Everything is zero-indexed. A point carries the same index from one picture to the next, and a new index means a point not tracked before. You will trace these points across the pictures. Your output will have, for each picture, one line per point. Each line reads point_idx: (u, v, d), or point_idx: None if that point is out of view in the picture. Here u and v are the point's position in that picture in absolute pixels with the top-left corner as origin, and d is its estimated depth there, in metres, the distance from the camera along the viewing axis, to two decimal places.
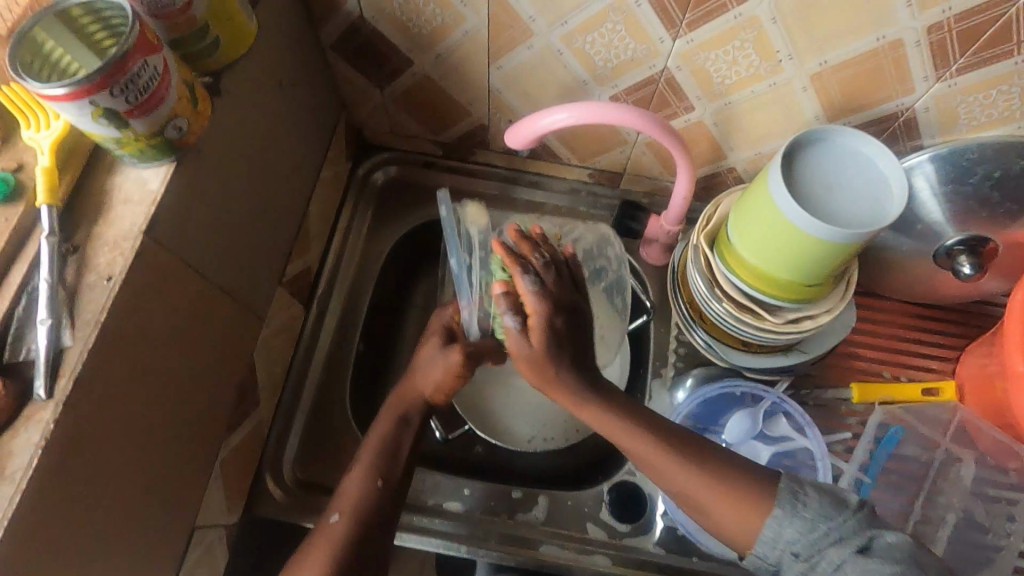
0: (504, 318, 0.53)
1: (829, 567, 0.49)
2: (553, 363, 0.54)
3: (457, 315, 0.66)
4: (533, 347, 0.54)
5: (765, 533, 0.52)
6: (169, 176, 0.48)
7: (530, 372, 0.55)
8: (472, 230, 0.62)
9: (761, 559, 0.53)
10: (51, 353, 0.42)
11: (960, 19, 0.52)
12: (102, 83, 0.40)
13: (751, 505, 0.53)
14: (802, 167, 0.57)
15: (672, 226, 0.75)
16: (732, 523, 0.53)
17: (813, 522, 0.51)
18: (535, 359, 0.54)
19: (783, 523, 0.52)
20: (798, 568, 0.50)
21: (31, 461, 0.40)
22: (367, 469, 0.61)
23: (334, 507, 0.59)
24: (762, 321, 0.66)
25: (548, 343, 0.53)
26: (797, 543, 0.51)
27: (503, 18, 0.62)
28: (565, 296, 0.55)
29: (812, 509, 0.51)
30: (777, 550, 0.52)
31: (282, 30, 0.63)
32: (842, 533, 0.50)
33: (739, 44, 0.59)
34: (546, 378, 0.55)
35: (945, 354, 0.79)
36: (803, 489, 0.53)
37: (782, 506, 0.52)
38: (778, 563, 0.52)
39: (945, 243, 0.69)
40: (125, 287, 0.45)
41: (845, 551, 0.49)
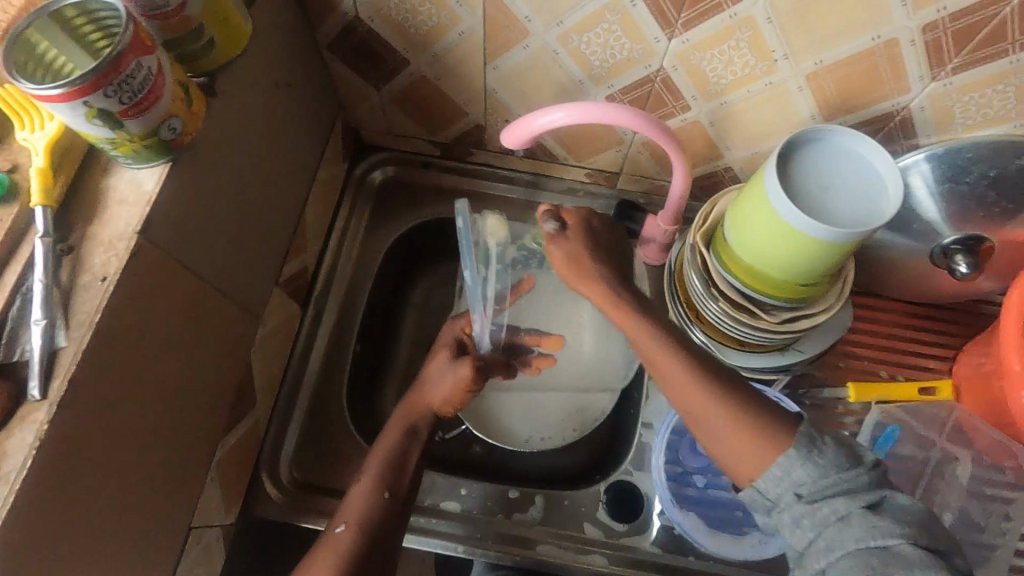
0: (545, 222, 0.68)
1: (832, 515, 0.47)
2: (584, 259, 0.67)
3: (467, 328, 0.72)
4: (571, 241, 0.68)
5: (774, 470, 0.50)
6: (163, 176, 0.48)
7: (564, 266, 0.67)
8: (491, 242, 0.72)
9: (762, 496, 0.51)
10: (46, 354, 0.42)
11: (955, 19, 0.52)
12: (96, 84, 0.40)
13: (763, 444, 0.51)
14: (798, 167, 0.57)
15: (669, 224, 0.74)
16: (741, 459, 0.52)
17: (826, 470, 0.49)
18: (568, 253, 0.67)
19: (793, 463, 0.49)
20: (799, 510, 0.49)
21: (25, 462, 0.40)
22: (373, 482, 0.61)
23: (341, 515, 0.58)
24: (759, 320, 0.66)
25: (584, 240, 0.68)
26: (804, 486, 0.49)
27: (499, 18, 0.62)
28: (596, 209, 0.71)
29: (828, 457, 0.49)
30: (782, 489, 0.50)
31: (278, 30, 0.63)
32: (855, 485, 0.48)
33: (734, 44, 0.59)
34: (578, 273, 0.66)
35: (943, 353, 0.79)
36: (821, 437, 0.51)
37: (798, 447, 0.50)
38: (777, 505, 0.50)
39: (941, 242, 0.69)
40: (120, 287, 0.45)
41: (854, 504, 0.47)
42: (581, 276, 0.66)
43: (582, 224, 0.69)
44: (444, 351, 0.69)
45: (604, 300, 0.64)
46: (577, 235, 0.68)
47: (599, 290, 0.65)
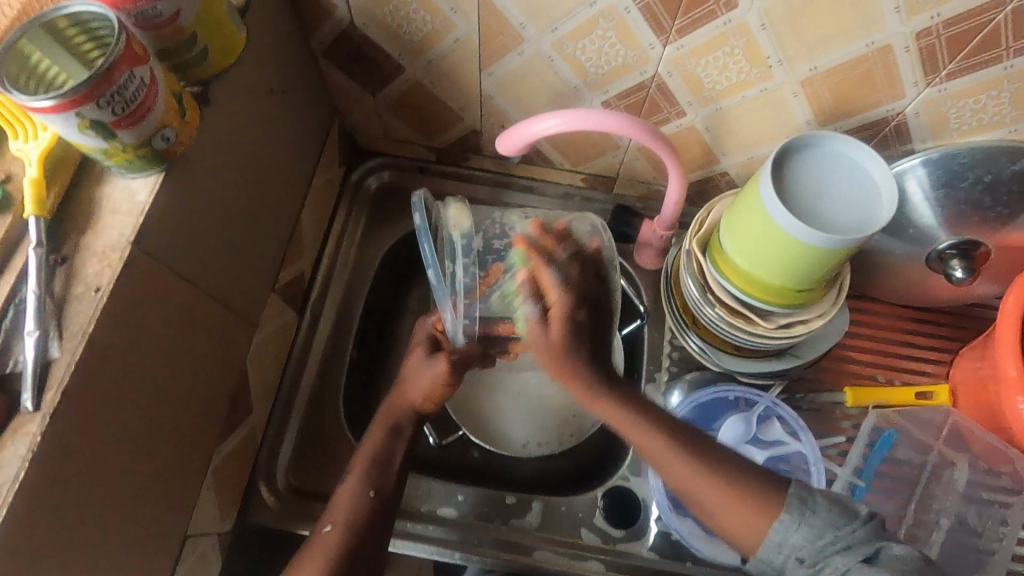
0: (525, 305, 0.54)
1: (835, 574, 0.49)
2: (566, 356, 0.53)
3: (439, 324, 0.67)
4: (552, 334, 0.53)
5: (770, 538, 0.52)
6: (157, 185, 0.48)
7: (547, 360, 0.54)
8: (455, 235, 0.59)
9: (766, 564, 0.53)
10: (39, 364, 0.42)
11: (949, 25, 0.52)
12: (88, 95, 0.40)
13: (755, 512, 0.53)
14: (793, 173, 0.57)
15: (664, 229, 0.74)
16: (735, 527, 0.54)
17: (821, 530, 0.51)
18: (549, 347, 0.53)
19: (788, 529, 0.52)
20: (803, 573, 0.51)
21: (18, 474, 0.40)
22: (359, 477, 0.61)
23: (326, 516, 0.59)
24: (754, 326, 0.67)
25: (568, 333, 0.53)
26: (803, 550, 0.51)
27: (493, 24, 0.62)
28: (588, 289, 0.55)
29: (820, 518, 0.51)
30: (783, 556, 0.52)
31: (273, 37, 0.63)
32: (851, 542, 0.50)
33: (729, 50, 0.59)
34: (558, 369, 0.54)
35: (939, 357, 0.79)
36: (812, 497, 0.52)
37: (789, 512, 0.52)
38: (783, 568, 0.52)
39: (937, 247, 0.69)
40: (113, 298, 0.45)
41: (851, 560, 0.49)
42: (564, 374, 0.54)
43: (568, 316, 0.53)
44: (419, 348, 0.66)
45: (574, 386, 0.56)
46: (561, 326, 0.53)
47: (582, 389, 0.55)
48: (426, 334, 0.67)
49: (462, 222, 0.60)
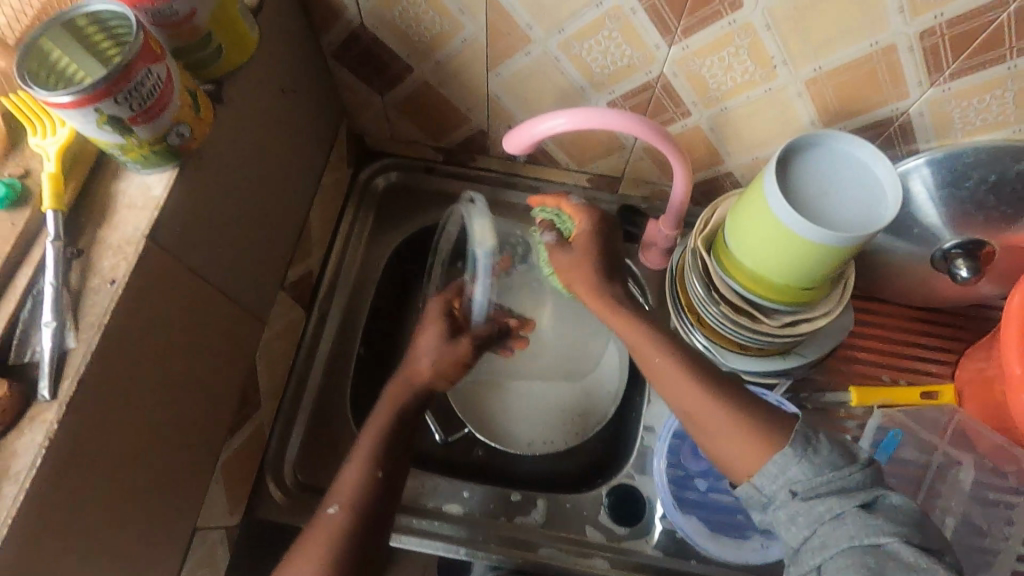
0: (544, 234, 0.65)
1: (827, 513, 0.48)
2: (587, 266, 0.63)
3: (455, 302, 0.70)
4: (576, 249, 0.64)
5: (769, 467, 0.51)
6: (171, 181, 0.49)
7: (571, 276, 0.63)
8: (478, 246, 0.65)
9: (756, 491, 0.52)
10: (56, 354, 0.43)
11: (952, 25, 0.53)
12: (106, 91, 0.41)
13: (763, 443, 0.52)
14: (799, 164, 0.58)
15: (670, 228, 0.75)
16: (738, 456, 0.53)
17: (821, 468, 0.50)
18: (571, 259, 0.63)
19: (790, 462, 0.50)
20: (793, 507, 0.50)
21: (35, 460, 0.41)
22: (363, 462, 0.60)
23: (333, 497, 0.58)
24: (759, 324, 0.67)
25: (589, 247, 0.64)
26: (799, 484, 0.50)
27: (502, 25, 0.63)
28: (605, 216, 0.66)
29: (823, 456, 0.50)
30: (777, 486, 0.51)
31: (284, 37, 0.64)
32: (848, 485, 0.49)
33: (733, 50, 0.60)
34: (585, 279, 0.63)
35: (944, 357, 0.79)
36: (816, 436, 0.52)
37: (795, 446, 0.51)
38: (772, 500, 0.51)
39: (942, 247, 0.69)
40: (129, 292, 0.46)
41: (849, 502, 0.48)
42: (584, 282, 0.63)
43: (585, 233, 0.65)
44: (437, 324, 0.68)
45: (595, 303, 0.62)
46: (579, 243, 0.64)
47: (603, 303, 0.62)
48: (439, 313, 0.68)
49: (486, 238, 0.65)
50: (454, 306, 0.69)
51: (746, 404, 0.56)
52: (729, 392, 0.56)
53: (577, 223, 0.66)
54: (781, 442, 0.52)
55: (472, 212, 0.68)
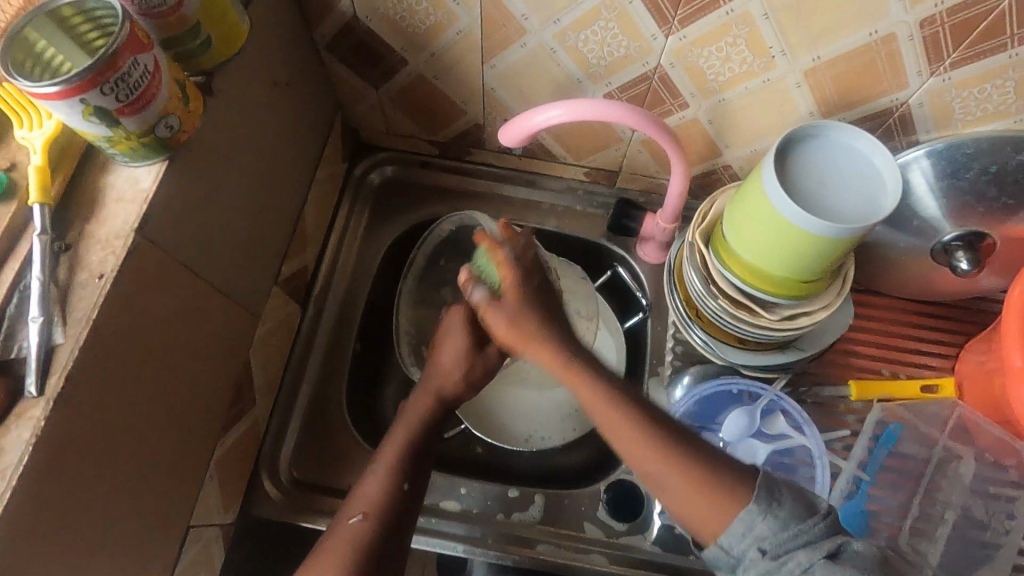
0: (472, 291, 0.58)
1: (798, 568, 0.47)
2: (529, 323, 0.55)
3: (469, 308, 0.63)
4: (508, 303, 0.56)
5: (735, 526, 0.49)
6: (161, 174, 0.48)
7: (510, 334, 0.56)
8: None
9: (724, 553, 0.50)
10: (43, 349, 0.42)
11: (953, 13, 0.52)
12: (93, 81, 0.40)
13: (721, 496, 0.50)
14: (801, 153, 0.57)
15: (668, 222, 0.75)
16: (703, 515, 0.50)
17: (786, 522, 0.48)
18: (508, 318, 0.56)
19: (755, 518, 0.48)
20: (765, 566, 0.47)
21: (22, 458, 0.40)
22: (392, 471, 0.59)
23: (356, 506, 0.57)
24: (758, 318, 0.66)
25: (523, 299, 0.56)
26: (767, 540, 0.48)
27: (496, 16, 0.62)
28: (529, 249, 0.59)
29: (787, 509, 0.49)
30: (745, 544, 0.48)
31: (276, 29, 0.63)
32: (814, 537, 0.48)
33: (731, 40, 0.59)
34: (523, 330, 0.55)
35: (944, 350, 0.78)
36: (777, 486, 0.50)
37: (758, 501, 0.49)
38: (741, 560, 0.49)
39: (941, 239, 0.69)
40: (117, 287, 0.45)
41: (817, 555, 0.47)
42: (526, 340, 0.55)
43: (517, 283, 0.56)
44: (463, 335, 0.63)
45: (547, 355, 0.55)
46: (514, 295, 0.56)
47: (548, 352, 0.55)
48: (464, 321, 0.63)
49: None
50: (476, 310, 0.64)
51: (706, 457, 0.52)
52: (680, 444, 0.52)
53: (505, 274, 0.57)
54: (737, 495, 0.49)
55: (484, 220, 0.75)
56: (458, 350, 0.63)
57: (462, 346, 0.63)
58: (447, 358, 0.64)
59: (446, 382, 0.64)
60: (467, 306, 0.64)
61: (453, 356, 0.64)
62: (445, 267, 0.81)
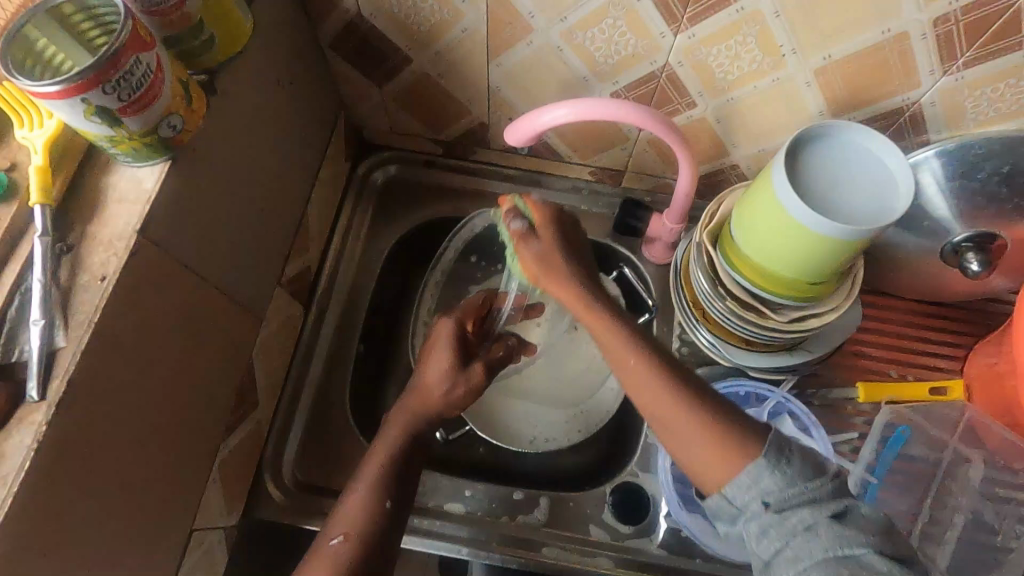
0: (511, 221, 0.58)
1: (800, 525, 0.45)
2: (557, 259, 0.57)
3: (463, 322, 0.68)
4: (542, 238, 0.58)
5: (741, 478, 0.48)
6: (163, 174, 0.48)
7: (537, 269, 0.57)
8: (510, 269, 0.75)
9: (727, 503, 0.49)
10: (44, 353, 0.42)
11: (967, 12, 0.51)
12: (94, 81, 0.39)
13: (729, 448, 0.49)
14: (810, 154, 0.57)
15: (675, 222, 0.74)
16: (709, 465, 0.50)
17: (793, 479, 0.47)
18: (539, 252, 0.57)
19: (763, 471, 0.47)
20: (766, 518, 0.46)
21: (24, 463, 0.39)
22: (373, 485, 0.59)
23: (337, 527, 0.56)
24: (767, 319, 0.65)
25: (555, 236, 0.58)
26: (772, 495, 0.47)
27: (502, 14, 0.62)
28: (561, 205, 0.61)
29: (795, 467, 0.47)
30: (750, 496, 0.47)
31: (279, 27, 0.62)
32: (819, 495, 0.46)
33: (741, 38, 0.58)
34: (552, 272, 0.57)
35: (953, 352, 0.77)
36: (788, 446, 0.49)
37: (767, 456, 0.48)
38: (743, 511, 0.48)
39: (952, 240, 0.68)
40: (120, 289, 0.44)
41: (821, 514, 0.45)
42: (555, 276, 0.57)
43: (549, 220, 0.58)
44: (448, 353, 0.65)
45: (571, 299, 0.56)
46: (545, 231, 0.58)
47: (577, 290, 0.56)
48: (451, 336, 0.66)
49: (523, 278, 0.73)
50: (466, 328, 0.68)
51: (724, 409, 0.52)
52: (696, 395, 0.52)
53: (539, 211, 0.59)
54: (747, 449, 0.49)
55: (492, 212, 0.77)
56: (442, 367, 0.64)
57: (447, 362, 0.64)
58: (432, 374, 0.65)
59: (430, 398, 0.64)
60: (456, 319, 0.67)
61: (437, 371, 0.65)
62: (474, 261, 0.85)
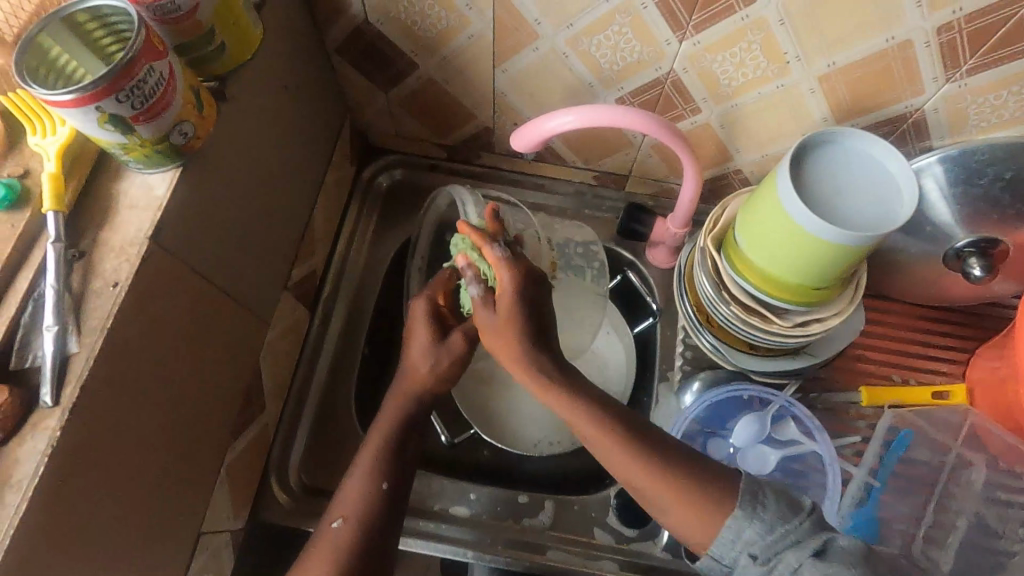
0: (470, 286, 0.57)
1: (786, 568, 0.47)
2: (515, 337, 0.55)
3: (438, 299, 0.64)
4: (498, 312, 0.56)
5: (723, 535, 0.51)
6: (175, 181, 0.48)
7: (495, 340, 0.57)
8: None
9: (716, 562, 0.52)
10: (57, 359, 0.42)
11: (970, 20, 0.52)
12: (108, 89, 0.40)
13: (704, 508, 0.52)
14: (814, 159, 0.57)
15: (678, 227, 0.75)
16: (691, 526, 0.52)
17: (771, 525, 0.49)
18: (496, 327, 0.56)
19: (741, 525, 0.50)
20: (755, 571, 0.49)
21: (39, 468, 0.40)
22: (370, 470, 0.58)
23: (337, 509, 0.56)
24: (771, 324, 0.66)
25: (513, 314, 0.55)
26: (755, 546, 0.49)
27: (509, 20, 0.62)
28: (534, 267, 0.56)
29: (770, 512, 0.50)
30: (735, 552, 0.50)
31: (287, 34, 0.62)
32: (799, 536, 0.48)
33: (746, 45, 0.59)
34: (509, 348, 0.56)
35: (955, 356, 0.78)
36: (760, 492, 0.52)
37: (742, 507, 0.51)
38: (735, 567, 0.51)
39: (954, 246, 0.69)
40: (131, 294, 0.45)
41: (802, 553, 0.47)
42: (510, 353, 0.56)
43: (512, 291, 0.54)
44: (424, 329, 0.62)
45: (526, 375, 0.57)
46: (505, 306, 0.55)
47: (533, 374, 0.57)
48: (426, 315, 0.63)
49: None
50: (441, 304, 0.64)
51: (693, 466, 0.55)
52: (661, 455, 0.55)
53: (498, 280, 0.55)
54: (721, 504, 0.52)
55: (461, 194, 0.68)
56: (422, 345, 0.62)
57: (425, 340, 0.62)
58: (416, 355, 0.63)
59: (423, 384, 0.62)
60: (429, 296, 0.63)
61: (418, 350, 0.62)
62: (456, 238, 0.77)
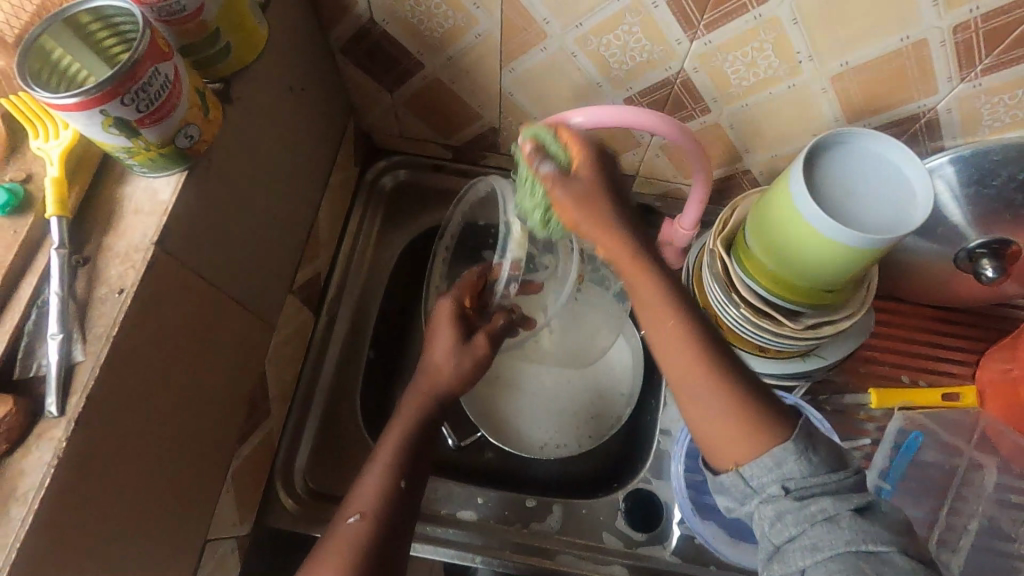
0: (539, 164, 0.50)
1: (820, 514, 0.43)
2: (601, 202, 0.50)
3: (465, 300, 0.67)
4: (582, 179, 0.50)
5: (763, 458, 0.45)
6: (179, 186, 0.47)
7: (578, 212, 0.49)
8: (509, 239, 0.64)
9: (742, 482, 0.46)
10: (63, 367, 0.41)
11: (987, 20, 0.51)
12: (113, 92, 0.39)
13: (756, 432, 0.46)
14: (827, 159, 0.56)
15: (689, 229, 0.72)
16: (728, 441, 0.46)
17: (818, 468, 0.45)
18: (581, 195, 0.49)
19: (788, 455, 0.45)
20: (785, 503, 0.44)
21: (44, 480, 0.39)
22: (386, 470, 0.57)
23: (354, 504, 0.54)
24: (781, 327, 0.64)
25: (597, 176, 0.50)
26: (793, 480, 0.44)
27: (517, 20, 0.61)
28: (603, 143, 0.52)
29: (821, 456, 0.45)
30: (769, 479, 0.45)
31: (292, 33, 0.61)
32: (842, 488, 0.44)
33: (757, 45, 0.58)
34: (600, 218, 0.49)
35: (965, 357, 0.77)
36: (816, 434, 0.46)
37: (796, 439, 0.45)
38: (759, 493, 0.46)
39: (966, 246, 0.67)
40: (138, 301, 0.44)
41: (843, 505, 0.43)
42: (600, 221, 0.49)
43: (588, 154, 0.50)
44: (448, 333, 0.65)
45: (621, 251, 0.50)
46: (586, 169, 0.50)
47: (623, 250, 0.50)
48: (450, 315, 0.66)
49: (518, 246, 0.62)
50: (465, 304, 0.67)
51: (752, 386, 0.48)
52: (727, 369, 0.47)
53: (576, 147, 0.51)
54: (777, 432, 0.46)
55: (505, 190, 0.65)
56: (446, 345, 0.64)
57: (449, 340, 0.64)
58: (438, 353, 0.65)
59: (442, 380, 0.64)
60: (453, 297, 0.66)
61: (442, 351, 0.64)
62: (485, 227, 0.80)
